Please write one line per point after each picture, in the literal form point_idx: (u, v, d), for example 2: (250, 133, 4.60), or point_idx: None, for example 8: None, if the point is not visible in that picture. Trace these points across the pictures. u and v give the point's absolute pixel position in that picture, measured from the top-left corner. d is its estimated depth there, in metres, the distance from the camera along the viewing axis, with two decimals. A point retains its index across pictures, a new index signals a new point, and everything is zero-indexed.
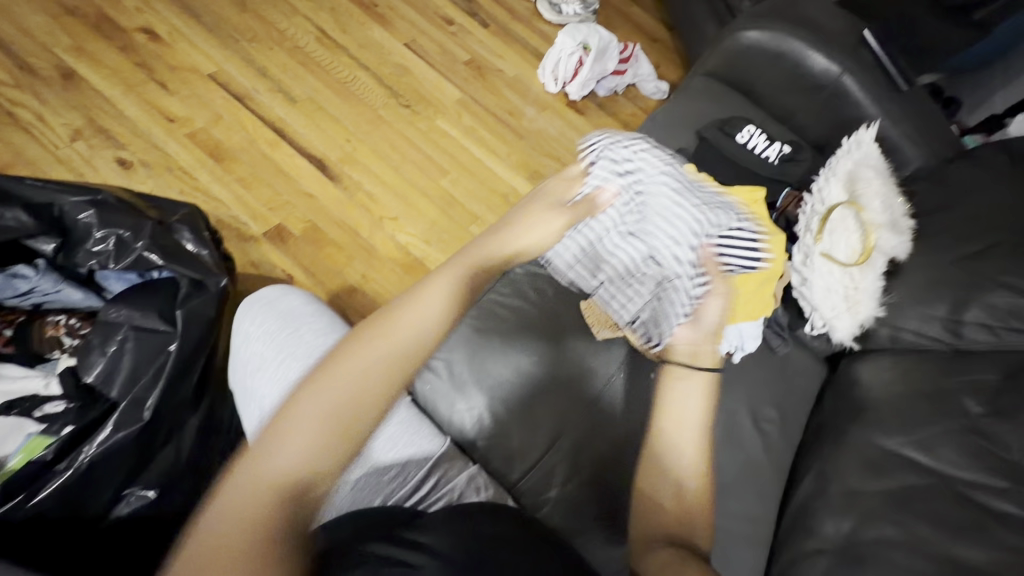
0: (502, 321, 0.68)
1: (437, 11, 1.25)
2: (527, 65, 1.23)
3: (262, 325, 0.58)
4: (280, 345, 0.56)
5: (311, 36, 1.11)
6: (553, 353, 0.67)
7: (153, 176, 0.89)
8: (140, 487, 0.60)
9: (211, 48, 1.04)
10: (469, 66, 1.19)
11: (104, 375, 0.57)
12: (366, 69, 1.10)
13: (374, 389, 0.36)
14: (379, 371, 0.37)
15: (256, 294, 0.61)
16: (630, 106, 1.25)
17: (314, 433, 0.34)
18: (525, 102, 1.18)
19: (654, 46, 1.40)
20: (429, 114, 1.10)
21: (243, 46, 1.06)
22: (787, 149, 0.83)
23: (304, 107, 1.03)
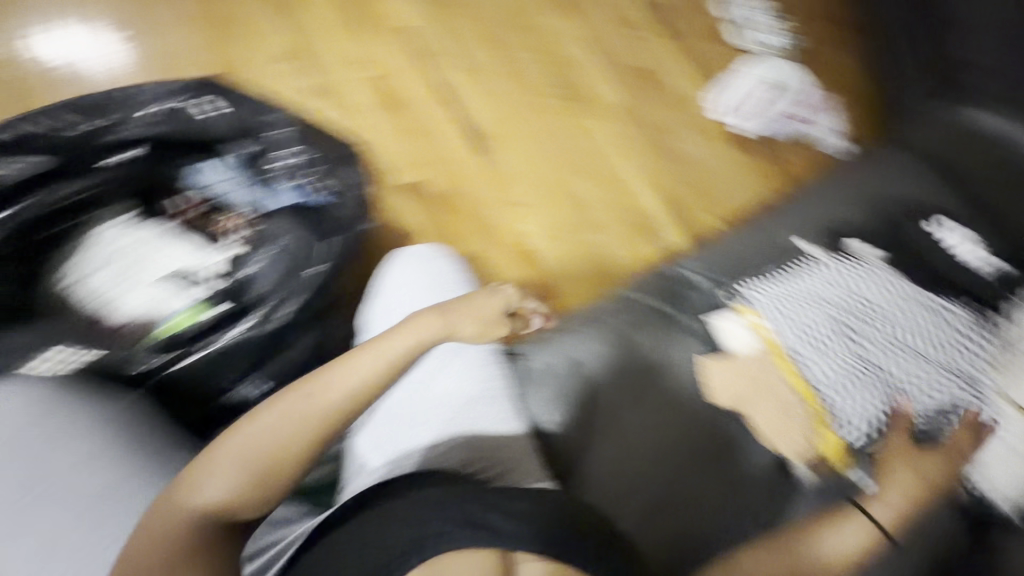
0: (609, 329, 0.77)
1: (619, 9, 1.22)
2: (689, 81, 1.13)
3: (410, 272, 0.80)
4: (428, 286, 0.78)
5: (503, 14, 1.22)
6: (637, 385, 0.72)
7: (364, 112, 1.13)
8: (259, 378, 0.78)
9: (431, 15, 1.24)
10: (635, 70, 1.15)
11: (267, 273, 0.83)
12: (535, 56, 1.18)
13: (283, 445, 0.56)
14: (290, 434, 0.56)
15: (412, 251, 0.84)
16: (798, 153, 1.06)
17: (232, 475, 0.54)
18: (679, 122, 1.10)
19: (867, 72, 1.11)
20: (581, 109, 1.12)
21: (457, 14, 1.23)
22: (984, 260, 0.77)
23: (480, 79, 1.16)
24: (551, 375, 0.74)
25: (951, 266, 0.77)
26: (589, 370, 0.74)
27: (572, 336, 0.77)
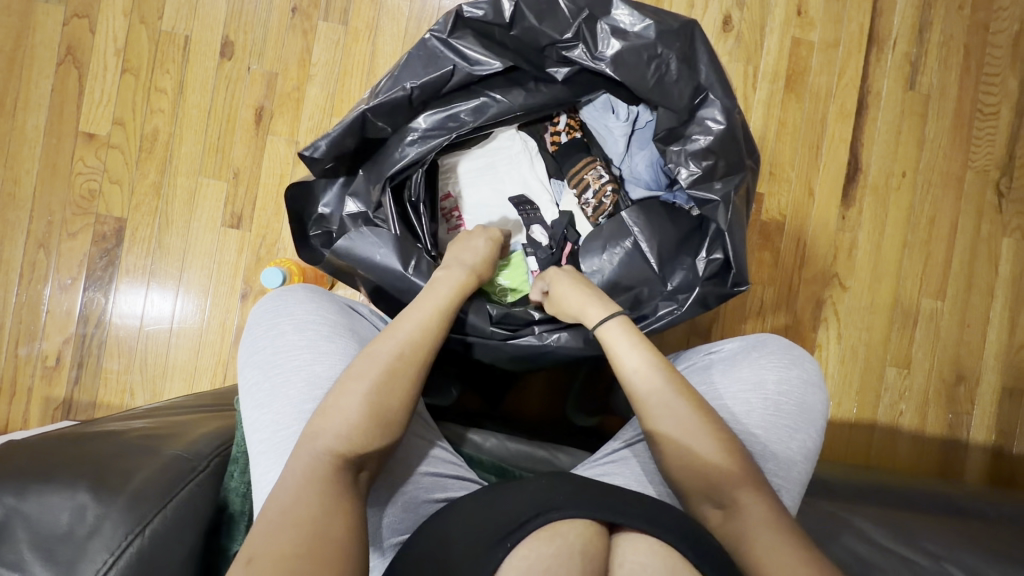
0: (780, 406, 0.61)
1: (933, 131, 1.09)
2: (903, 249, 1.09)
3: (758, 378, 0.62)
4: (762, 395, 0.61)
5: (811, 83, 1.06)
6: (775, 466, 0.59)
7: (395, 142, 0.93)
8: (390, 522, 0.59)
9: (768, 20, 1.05)
10: (893, 229, 1.08)
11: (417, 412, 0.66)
12: (846, 159, 1.07)
13: (371, 403, 0.51)
14: (372, 383, 0.52)
15: (758, 357, 0.64)
16: (942, 341, 1.10)
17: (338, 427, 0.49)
18: (837, 264, 1.08)
19: None
20: (823, 244, 1.07)
21: (767, 59, 1.05)
22: None
23: (798, 149, 1.06)
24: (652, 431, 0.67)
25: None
26: (763, 431, 0.60)
27: (770, 393, 0.61)
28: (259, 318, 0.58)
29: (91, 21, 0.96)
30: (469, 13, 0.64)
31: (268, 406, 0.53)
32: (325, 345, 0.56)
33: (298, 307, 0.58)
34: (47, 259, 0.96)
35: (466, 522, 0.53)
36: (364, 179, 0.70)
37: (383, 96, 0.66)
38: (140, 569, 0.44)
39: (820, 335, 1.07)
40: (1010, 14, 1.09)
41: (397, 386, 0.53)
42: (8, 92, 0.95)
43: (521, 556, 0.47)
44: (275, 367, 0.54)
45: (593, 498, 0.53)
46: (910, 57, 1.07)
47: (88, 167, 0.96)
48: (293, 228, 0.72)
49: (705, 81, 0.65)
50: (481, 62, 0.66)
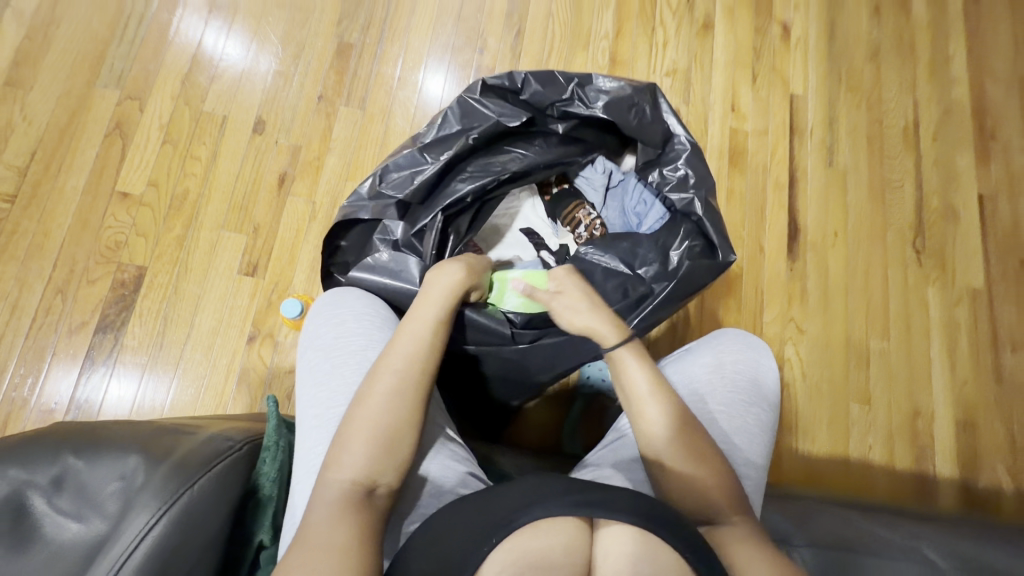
0: (736, 380, 0.72)
1: (856, 199, 1.30)
2: (848, 296, 1.24)
3: (714, 360, 0.73)
4: (722, 375, 0.72)
5: (751, 160, 1.28)
6: (742, 437, 0.68)
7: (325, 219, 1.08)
8: (411, 512, 0.62)
9: (709, 113, 1.29)
10: (836, 279, 1.25)
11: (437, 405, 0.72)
12: (788, 221, 1.26)
13: (389, 421, 0.56)
14: (387, 400, 0.57)
15: (714, 344, 0.76)
16: (896, 378, 1.21)
17: (362, 451, 0.54)
18: (793, 309, 1.22)
19: None
20: (779, 293, 1.22)
21: (712, 142, 1.28)
22: None
23: (748, 213, 1.25)
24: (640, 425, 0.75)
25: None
26: (724, 404, 0.69)
27: (728, 372, 0.72)
28: (317, 318, 0.69)
29: (141, 102, 1.11)
30: (493, 81, 0.79)
31: (324, 384, 0.63)
32: (379, 333, 0.67)
33: (352, 305, 0.70)
34: (63, 305, 1.01)
35: (464, 515, 0.54)
36: (411, 215, 0.80)
37: (436, 140, 0.78)
38: (183, 523, 0.46)
39: (786, 374, 1.18)
40: (896, 113, 1.37)
41: (411, 391, 0.58)
42: (54, 157, 1.06)
43: (503, 550, 0.48)
44: (337, 347, 0.65)
45: (575, 495, 0.51)
46: (826, 142, 1.32)
47: (118, 222, 1.05)
48: (325, 263, 0.80)
49: (671, 120, 0.81)
50: (507, 118, 0.80)
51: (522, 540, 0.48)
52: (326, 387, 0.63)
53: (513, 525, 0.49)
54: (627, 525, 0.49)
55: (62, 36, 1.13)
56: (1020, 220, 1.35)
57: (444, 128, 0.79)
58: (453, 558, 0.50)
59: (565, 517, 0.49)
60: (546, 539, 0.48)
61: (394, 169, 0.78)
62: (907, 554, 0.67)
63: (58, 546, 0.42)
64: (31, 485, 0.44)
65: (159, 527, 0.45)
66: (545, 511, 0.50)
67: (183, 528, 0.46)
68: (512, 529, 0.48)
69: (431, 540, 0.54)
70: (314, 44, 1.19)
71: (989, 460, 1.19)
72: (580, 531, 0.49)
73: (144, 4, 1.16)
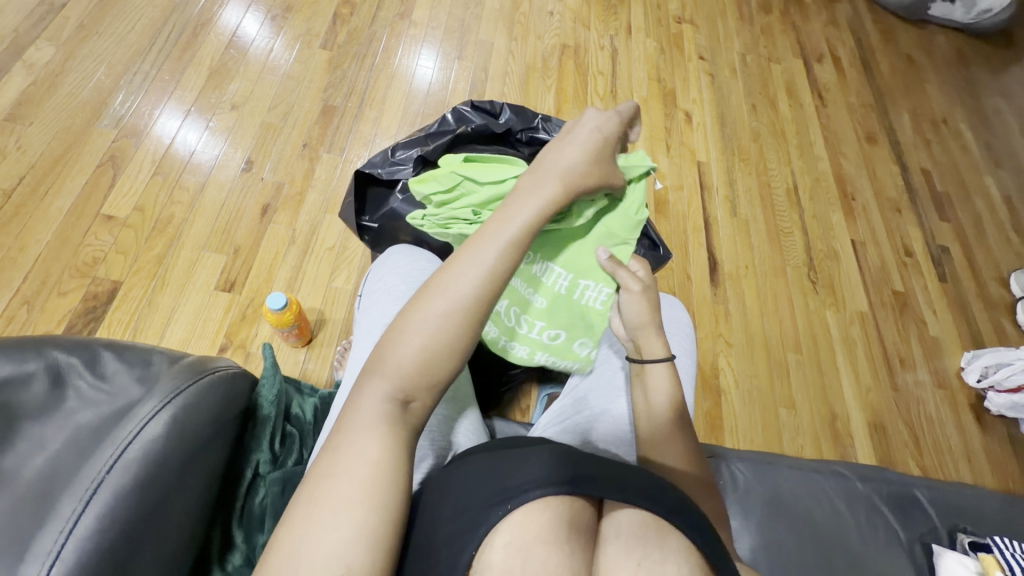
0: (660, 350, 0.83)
1: (759, 242, 1.57)
2: (764, 318, 1.45)
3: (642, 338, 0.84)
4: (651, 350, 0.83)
5: (671, 210, 1.55)
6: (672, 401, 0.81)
7: (316, 252, 1.20)
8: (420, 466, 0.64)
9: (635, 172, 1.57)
10: (753, 304, 1.46)
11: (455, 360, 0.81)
12: (708, 256, 1.50)
13: (441, 345, 0.51)
14: (439, 321, 0.51)
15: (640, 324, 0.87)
16: (814, 387, 1.39)
17: (406, 371, 0.50)
18: (720, 328, 1.40)
19: (957, 414, 1.45)
20: (706, 315, 1.41)
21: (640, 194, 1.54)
22: (968, 488, 0.86)
23: (675, 250, 1.48)
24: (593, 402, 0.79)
25: (933, 499, 0.83)
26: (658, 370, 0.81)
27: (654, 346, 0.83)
28: (382, 258, 0.83)
29: (137, 141, 1.23)
30: (479, 105, 0.96)
31: (382, 298, 0.75)
32: (422, 261, 0.81)
33: (395, 247, 0.84)
34: (28, 315, 1.02)
35: (462, 484, 0.49)
36: (423, 179, 0.89)
37: (440, 130, 0.92)
38: (191, 411, 0.49)
39: (721, 382, 1.33)
40: (779, 180, 1.72)
41: (466, 324, 0.52)
42: (42, 183, 1.14)
43: (513, 521, 0.43)
44: (396, 272, 0.78)
45: (586, 471, 0.45)
46: (729, 198, 1.62)
47: (98, 240, 1.11)
48: (356, 220, 0.93)
49: None
50: (485, 125, 0.93)
51: (529, 514, 0.43)
52: (378, 306, 0.74)
53: (524, 497, 0.43)
54: (638, 507, 0.45)
55: (67, 85, 1.26)
56: (886, 261, 1.67)
57: (442, 126, 0.93)
58: (450, 526, 0.45)
59: (575, 497, 0.44)
60: (550, 517, 0.43)
61: (407, 146, 0.91)
62: (829, 471, 0.85)
63: (87, 411, 0.46)
64: (66, 364, 0.47)
65: (177, 403, 0.47)
66: (546, 487, 0.43)
67: (192, 418, 0.48)
68: (523, 502, 0.43)
69: (444, 503, 0.48)
70: (302, 104, 1.39)
71: (900, 458, 1.34)
72: (585, 514, 0.44)
73: (150, 65, 1.33)
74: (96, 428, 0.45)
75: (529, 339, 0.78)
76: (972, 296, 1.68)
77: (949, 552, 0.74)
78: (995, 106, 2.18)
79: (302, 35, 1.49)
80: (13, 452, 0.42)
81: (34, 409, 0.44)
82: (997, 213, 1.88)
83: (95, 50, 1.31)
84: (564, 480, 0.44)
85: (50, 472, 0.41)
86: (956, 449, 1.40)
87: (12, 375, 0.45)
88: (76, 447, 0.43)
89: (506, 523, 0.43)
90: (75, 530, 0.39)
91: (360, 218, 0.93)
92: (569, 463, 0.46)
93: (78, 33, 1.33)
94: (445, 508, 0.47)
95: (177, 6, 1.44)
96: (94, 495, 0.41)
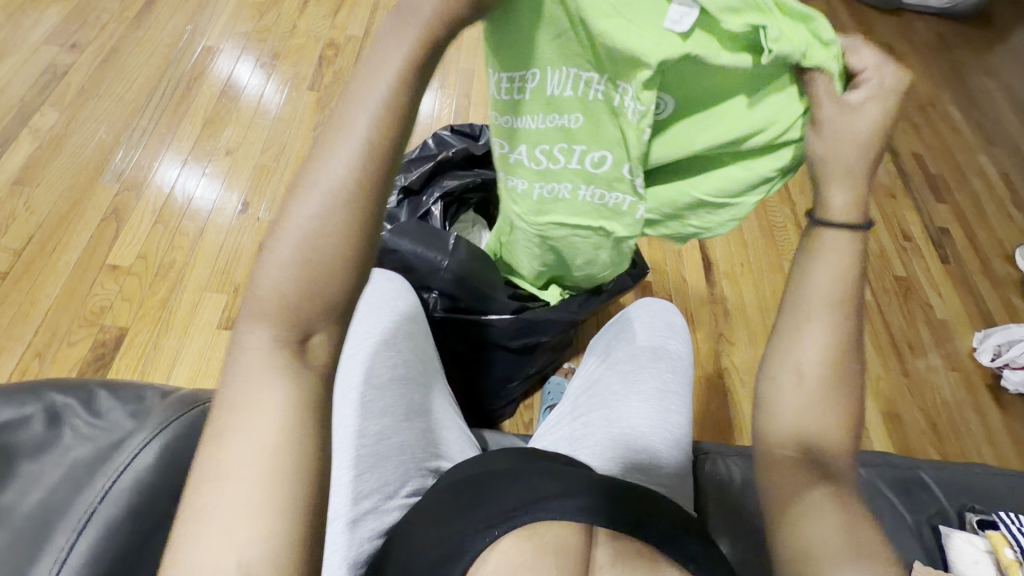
0: (663, 356, 0.83)
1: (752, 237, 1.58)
2: (764, 312, 1.44)
3: (643, 343, 0.84)
4: (652, 355, 0.83)
5: None
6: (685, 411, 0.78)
7: None
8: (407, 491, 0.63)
9: None
10: (753, 300, 1.46)
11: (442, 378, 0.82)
12: (702, 256, 1.50)
13: (315, 267, 0.35)
14: (309, 231, 0.35)
15: (641, 327, 0.87)
16: None
17: (273, 314, 0.36)
18: (720, 327, 1.40)
19: (975, 397, 1.42)
20: (705, 315, 1.41)
21: None
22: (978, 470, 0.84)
23: (668, 252, 1.49)
24: (596, 409, 0.77)
25: (941, 480, 0.83)
26: (660, 377, 0.80)
27: (655, 350, 0.83)
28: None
29: (138, 192, 1.29)
30: (459, 130, 1.00)
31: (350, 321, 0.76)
32: (386, 280, 0.82)
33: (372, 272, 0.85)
34: (41, 367, 1.06)
35: (448, 507, 0.53)
36: (406, 206, 0.93)
37: (422, 156, 0.96)
38: (184, 439, 0.51)
39: (727, 382, 1.32)
40: None
41: (350, 229, 0.35)
42: (51, 240, 1.20)
43: (500, 549, 0.48)
44: (359, 295, 0.79)
45: (578, 500, 0.50)
46: None
47: (105, 290, 1.15)
48: None
49: None
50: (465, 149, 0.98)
51: (516, 540, 0.48)
52: (344, 333, 0.75)
53: (513, 523, 0.48)
54: (625, 534, 0.50)
55: (71, 146, 1.32)
56: (885, 248, 1.66)
57: (424, 152, 0.97)
58: (435, 552, 0.49)
59: (562, 524, 0.49)
60: (538, 544, 0.48)
61: (390, 175, 0.95)
62: None
63: (82, 448, 0.48)
64: (63, 404, 0.51)
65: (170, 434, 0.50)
66: (541, 514, 0.49)
67: (183, 447, 0.50)
68: (513, 527, 0.48)
69: (424, 527, 0.53)
70: (293, 144, 1.44)
71: (919, 445, 1.31)
72: (570, 537, 0.49)
73: (148, 120, 1.40)
74: (91, 465, 0.47)
75: (524, 186, 0.69)
76: (978, 275, 1.66)
77: (957, 532, 0.76)
78: (983, 86, 2.18)
79: (290, 79, 1.55)
80: (11, 490, 0.44)
81: (30, 447, 0.47)
82: (995, 191, 1.86)
83: (96, 111, 1.39)
84: (549, 506, 0.49)
85: (44, 509, 0.44)
86: (978, 433, 1.36)
87: (13, 417, 0.48)
88: (72, 484, 0.45)
89: (490, 553, 0.48)
90: (69, 557, 0.41)
91: None
92: (555, 488, 0.51)
93: (80, 97, 1.41)
94: (427, 535, 0.51)
95: (171, 63, 1.51)
96: (87, 522, 0.43)
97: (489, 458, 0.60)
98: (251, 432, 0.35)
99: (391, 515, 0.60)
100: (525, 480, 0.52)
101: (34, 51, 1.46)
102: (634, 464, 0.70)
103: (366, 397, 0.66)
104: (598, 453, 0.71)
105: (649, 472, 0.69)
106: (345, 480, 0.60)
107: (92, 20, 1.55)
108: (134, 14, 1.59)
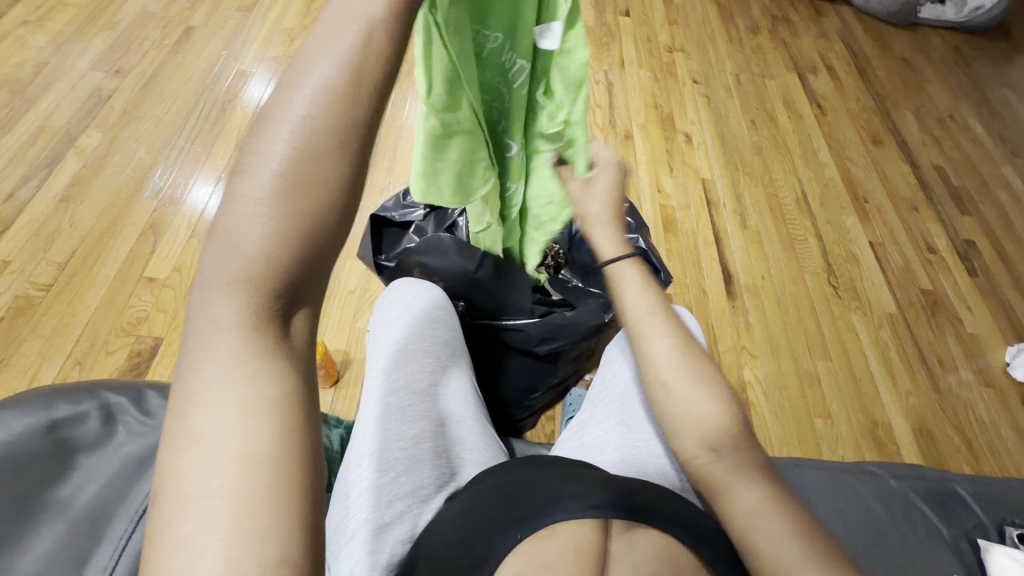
0: None
1: (772, 250, 1.57)
2: (787, 325, 1.43)
3: None
4: None
5: (682, 225, 1.57)
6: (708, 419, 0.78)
7: (339, 296, 1.26)
8: (437, 494, 0.64)
9: (642, 195, 1.62)
10: (774, 312, 1.45)
11: (470, 382, 0.84)
12: (722, 269, 1.51)
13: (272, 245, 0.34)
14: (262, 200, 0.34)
15: None
16: (850, 395, 1.34)
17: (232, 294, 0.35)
18: (741, 340, 1.39)
19: (1013, 413, 1.38)
20: (726, 327, 1.41)
21: (649, 216, 1.58)
22: (1012, 488, 0.84)
23: (686, 264, 1.50)
24: (618, 417, 0.78)
25: (977, 493, 0.83)
26: None
27: None
28: (388, 288, 0.88)
29: (174, 208, 1.34)
30: None
31: (386, 328, 0.79)
32: (422, 288, 0.86)
33: (406, 279, 0.88)
34: (80, 374, 1.10)
35: (470, 515, 0.54)
36: (433, 221, 0.95)
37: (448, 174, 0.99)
38: None
39: (749, 396, 1.31)
40: (786, 190, 1.73)
41: (302, 195, 0.34)
42: (92, 254, 1.25)
43: (521, 550, 0.48)
44: (395, 302, 0.83)
45: (602, 505, 0.50)
46: (737, 211, 1.64)
47: (141, 301, 1.20)
48: (374, 260, 0.97)
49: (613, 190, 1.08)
50: None
51: (537, 543, 0.48)
52: (380, 338, 0.78)
53: (536, 525, 0.49)
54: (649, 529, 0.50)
55: (112, 165, 1.39)
56: (910, 260, 1.63)
57: None
58: (462, 559, 0.50)
59: (583, 521, 0.49)
60: (558, 542, 0.47)
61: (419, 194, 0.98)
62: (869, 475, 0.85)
63: (133, 443, 0.57)
64: (120, 402, 0.61)
65: None
66: (564, 514, 0.49)
67: None
68: (535, 529, 0.49)
69: (446, 537, 0.53)
70: None
71: (953, 461, 1.28)
72: (592, 538, 0.48)
73: (184, 140, 1.47)
74: (141, 457, 0.56)
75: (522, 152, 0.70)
76: (1008, 288, 1.62)
77: (997, 547, 0.75)
78: (1005, 98, 2.16)
79: None
80: (70, 483, 0.51)
81: (88, 443, 0.55)
82: (1022, 202, 1.84)
83: (137, 132, 1.46)
84: (568, 508, 0.50)
85: (101, 499, 0.51)
86: (1017, 449, 1.32)
87: (73, 413, 0.57)
88: (125, 475, 0.54)
89: (515, 555, 0.48)
90: (126, 546, 0.47)
91: (377, 256, 0.96)
92: (575, 488, 0.52)
93: (122, 119, 1.48)
94: (451, 542, 0.52)
95: (206, 86, 1.59)
96: (142, 514, 0.50)
97: (508, 464, 0.61)
98: (222, 429, 0.33)
99: (420, 517, 0.61)
100: (545, 485, 0.53)
101: (80, 77, 1.55)
102: (657, 471, 0.69)
103: (397, 401, 0.69)
104: (619, 458, 0.71)
105: (673, 481, 0.69)
106: (381, 482, 0.61)
107: (134, 48, 1.64)
108: (173, 41, 1.68)
